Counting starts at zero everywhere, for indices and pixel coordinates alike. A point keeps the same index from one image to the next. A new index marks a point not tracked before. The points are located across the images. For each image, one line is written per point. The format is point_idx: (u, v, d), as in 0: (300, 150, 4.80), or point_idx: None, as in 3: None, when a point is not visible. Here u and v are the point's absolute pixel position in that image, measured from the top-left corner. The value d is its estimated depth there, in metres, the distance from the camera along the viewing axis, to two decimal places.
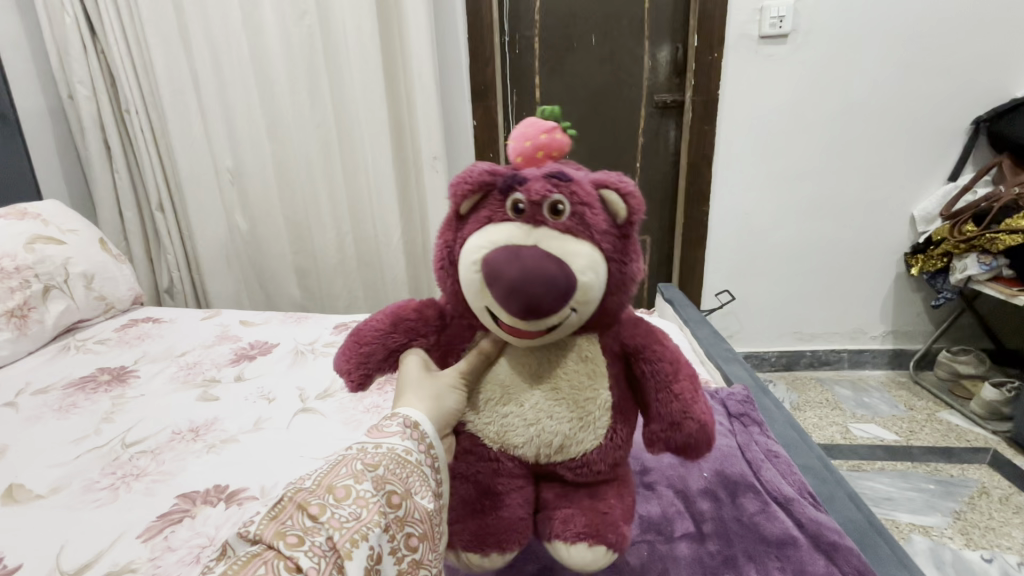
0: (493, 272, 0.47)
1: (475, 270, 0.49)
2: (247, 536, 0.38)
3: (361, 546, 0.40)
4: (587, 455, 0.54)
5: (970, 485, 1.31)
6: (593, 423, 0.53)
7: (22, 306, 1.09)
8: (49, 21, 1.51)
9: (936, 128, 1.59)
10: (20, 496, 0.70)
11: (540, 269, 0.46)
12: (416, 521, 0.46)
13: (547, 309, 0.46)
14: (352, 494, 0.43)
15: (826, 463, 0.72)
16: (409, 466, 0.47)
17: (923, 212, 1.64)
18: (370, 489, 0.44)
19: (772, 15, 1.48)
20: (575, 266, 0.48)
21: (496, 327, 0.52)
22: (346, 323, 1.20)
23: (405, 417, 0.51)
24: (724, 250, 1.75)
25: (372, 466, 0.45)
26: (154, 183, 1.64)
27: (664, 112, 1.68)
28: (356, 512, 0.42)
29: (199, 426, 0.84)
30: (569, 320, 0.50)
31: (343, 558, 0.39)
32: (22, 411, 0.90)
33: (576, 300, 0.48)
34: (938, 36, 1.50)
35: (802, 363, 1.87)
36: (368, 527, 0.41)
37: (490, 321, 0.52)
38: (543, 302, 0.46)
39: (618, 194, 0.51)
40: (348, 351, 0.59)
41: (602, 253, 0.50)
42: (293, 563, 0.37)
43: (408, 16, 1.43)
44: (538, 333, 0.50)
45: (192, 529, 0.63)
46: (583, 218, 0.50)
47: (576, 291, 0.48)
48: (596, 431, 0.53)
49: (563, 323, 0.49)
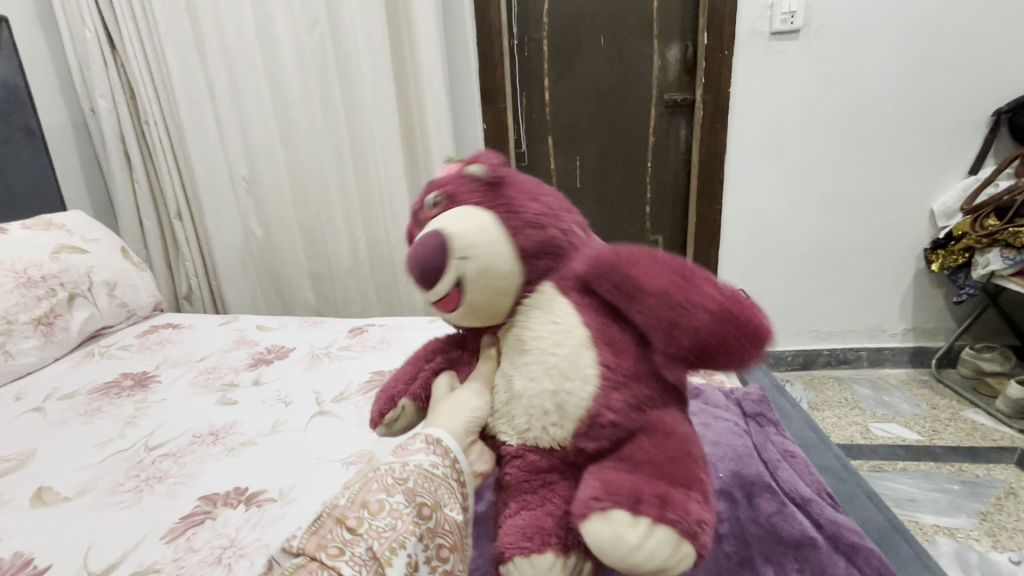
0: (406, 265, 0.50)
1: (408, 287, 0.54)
2: (292, 550, 0.43)
3: (400, 555, 0.43)
4: (589, 411, 0.45)
5: (997, 485, 1.28)
6: (573, 370, 0.46)
7: (49, 314, 1.12)
8: (72, 38, 1.56)
9: (955, 121, 1.55)
10: (48, 499, 0.72)
11: (422, 243, 0.48)
12: (447, 532, 0.47)
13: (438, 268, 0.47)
14: (386, 507, 0.44)
15: (845, 463, 0.71)
16: (436, 481, 0.47)
17: (943, 207, 1.61)
18: (401, 503, 0.44)
19: (783, 10, 1.47)
20: (447, 225, 0.48)
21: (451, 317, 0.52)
22: (360, 326, 1.21)
23: (427, 434, 0.49)
24: (737, 249, 1.73)
25: (402, 480, 0.45)
26: (172, 192, 1.68)
27: (675, 111, 1.67)
28: (391, 523, 0.44)
29: (218, 430, 0.85)
30: (467, 274, 0.47)
31: (384, 564, 0.42)
32: (49, 416, 0.93)
33: (455, 247, 0.47)
34: (956, 26, 1.47)
35: (820, 362, 1.84)
36: (404, 537, 0.43)
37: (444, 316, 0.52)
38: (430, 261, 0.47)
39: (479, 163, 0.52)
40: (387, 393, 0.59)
41: (481, 206, 0.49)
42: (336, 573, 0.41)
43: (417, 22, 1.45)
44: (456, 301, 0.49)
45: (213, 530, 0.64)
46: (450, 192, 0.52)
47: (452, 243, 0.47)
48: (579, 379, 0.46)
49: (465, 279, 0.47)
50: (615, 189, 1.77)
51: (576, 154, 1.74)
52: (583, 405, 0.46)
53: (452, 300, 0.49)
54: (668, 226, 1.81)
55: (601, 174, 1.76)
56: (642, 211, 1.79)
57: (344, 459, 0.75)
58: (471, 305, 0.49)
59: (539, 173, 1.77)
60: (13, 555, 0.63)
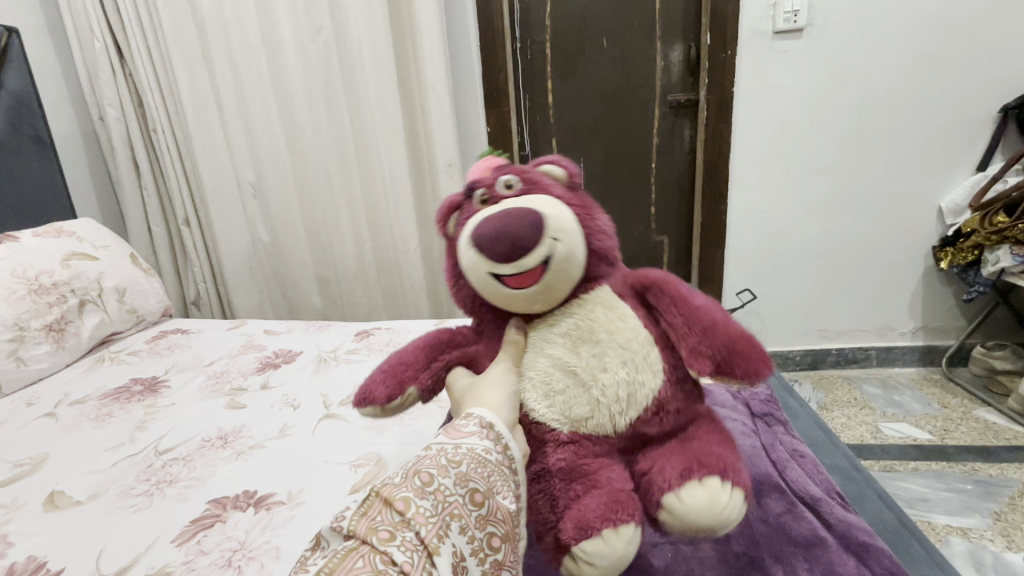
0: (473, 239, 0.50)
1: (469, 247, 0.51)
2: (342, 531, 0.36)
3: (448, 544, 0.37)
4: (661, 396, 0.49)
5: (1010, 485, 1.26)
6: (645, 362, 0.49)
7: (60, 321, 1.14)
8: (82, 48, 1.58)
9: (962, 116, 1.54)
10: (62, 503, 0.73)
11: (503, 215, 0.50)
12: (499, 520, 0.42)
13: (529, 242, 0.48)
14: (435, 484, 0.39)
15: (854, 462, 0.70)
16: (489, 466, 0.43)
17: (951, 204, 1.59)
18: (453, 485, 0.40)
19: (786, 9, 1.46)
20: (540, 207, 0.51)
21: (499, 290, 0.52)
22: (366, 331, 1.22)
23: (480, 417, 0.46)
24: (744, 248, 1.72)
25: (456, 462, 0.41)
26: (180, 198, 1.70)
27: (678, 111, 1.66)
28: (439, 504, 0.38)
29: (227, 433, 0.86)
30: (557, 252, 0.49)
31: (433, 553, 0.36)
32: (62, 421, 0.94)
33: (551, 226, 0.50)
34: (960, 23, 1.47)
35: (828, 362, 1.83)
36: (450, 520, 0.38)
37: (494, 285, 0.51)
38: (525, 237, 0.48)
39: (550, 164, 0.58)
40: (386, 365, 0.58)
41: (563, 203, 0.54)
42: (388, 558, 0.34)
43: (420, 27, 1.46)
44: (539, 273, 0.50)
45: (223, 533, 0.65)
46: (538, 185, 0.55)
47: (547, 221, 0.49)
48: (651, 369, 0.49)
49: (554, 255, 0.49)
50: (620, 190, 1.77)
51: (579, 156, 1.74)
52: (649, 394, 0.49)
53: (536, 273, 0.49)
54: (673, 226, 1.80)
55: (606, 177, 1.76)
56: (648, 211, 1.79)
57: (353, 462, 0.75)
58: (549, 286, 0.51)
59: None
60: (27, 558, 0.63)
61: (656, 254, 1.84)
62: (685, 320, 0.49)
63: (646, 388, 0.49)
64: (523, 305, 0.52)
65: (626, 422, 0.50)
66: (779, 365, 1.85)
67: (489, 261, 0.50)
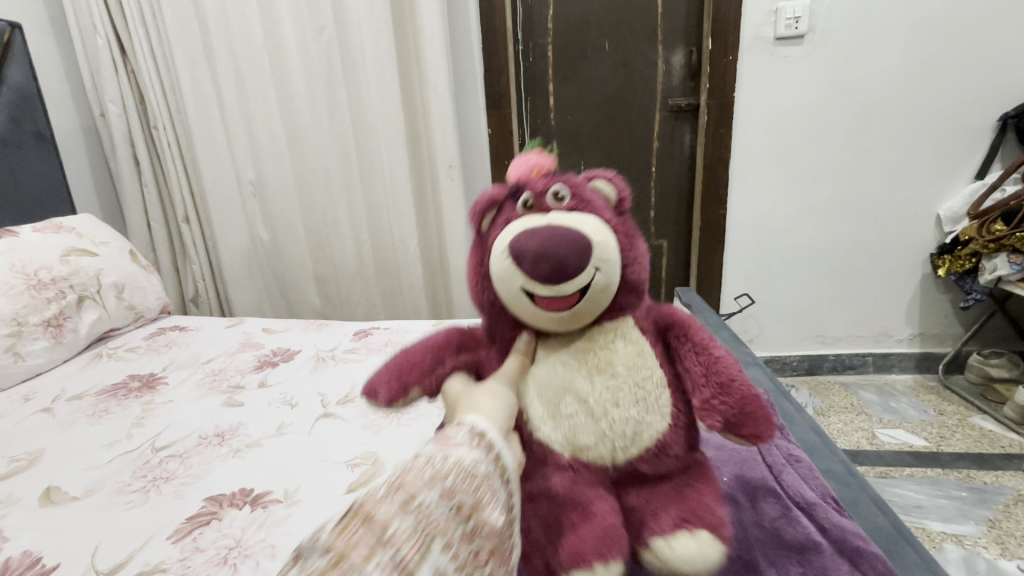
0: (514, 250, 0.48)
1: (504, 259, 0.49)
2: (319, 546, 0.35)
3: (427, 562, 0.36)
4: (662, 439, 0.50)
5: (1005, 492, 1.26)
6: (655, 402, 0.49)
7: (58, 316, 1.14)
8: (84, 44, 1.58)
9: (962, 124, 1.55)
10: (57, 498, 0.73)
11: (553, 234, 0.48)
12: (488, 536, 0.41)
13: (573, 268, 0.46)
14: (416, 501, 0.38)
15: (850, 468, 0.68)
16: (478, 479, 0.42)
17: (948, 212, 1.60)
18: (436, 502, 0.39)
19: (787, 16, 1.47)
20: (586, 230, 0.49)
21: (530, 311, 0.50)
22: (364, 330, 1.23)
23: (470, 425, 0.46)
24: (743, 253, 1.73)
25: (440, 476, 0.41)
26: (180, 196, 1.70)
27: (679, 116, 1.67)
28: (420, 521, 0.38)
29: (224, 431, 0.86)
30: (596, 280, 0.48)
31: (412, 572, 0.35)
32: (58, 417, 0.94)
33: (595, 253, 0.48)
34: (961, 32, 1.47)
35: (825, 367, 1.83)
36: (433, 537, 0.38)
37: (524, 305, 0.50)
38: (569, 260, 0.46)
39: (603, 180, 0.55)
40: (394, 364, 0.56)
41: (607, 223, 0.52)
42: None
43: (423, 28, 1.46)
44: (576, 302, 0.49)
45: (219, 530, 0.65)
46: (583, 199, 0.52)
47: (595, 250, 0.48)
48: (661, 410, 0.50)
49: (594, 286, 0.48)
50: None
51: (579, 159, 1.74)
52: (654, 436, 0.49)
53: (573, 300, 0.48)
54: (672, 229, 1.81)
55: None
56: (647, 215, 1.79)
57: (349, 461, 0.75)
58: (581, 314, 0.50)
59: None
60: (22, 553, 0.63)
61: (654, 258, 1.84)
62: (703, 369, 0.50)
63: (651, 430, 0.49)
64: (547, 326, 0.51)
65: (626, 457, 0.50)
66: (776, 370, 1.86)
67: (525, 279, 0.48)
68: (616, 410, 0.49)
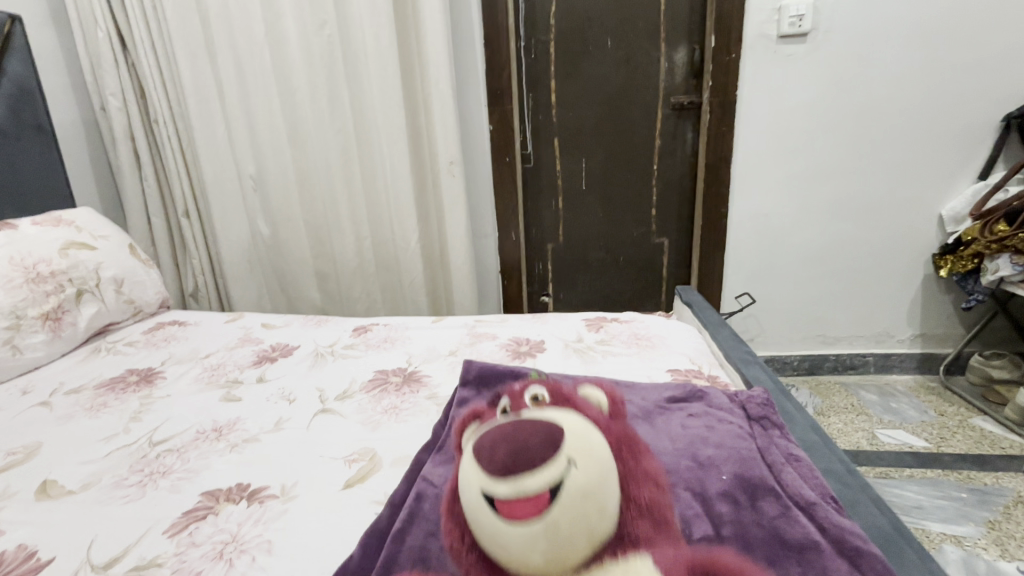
0: (482, 445, 0.57)
1: (479, 457, 0.56)
2: None
3: None
4: None
5: (1005, 494, 1.26)
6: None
7: (57, 310, 1.13)
8: (84, 36, 1.58)
9: (966, 124, 1.54)
10: (54, 492, 0.72)
11: (538, 422, 0.57)
12: None
13: (541, 455, 0.52)
14: None
15: (850, 468, 0.68)
16: None
17: (951, 212, 1.59)
18: None
19: (791, 13, 1.46)
20: (562, 422, 0.58)
21: (503, 507, 0.51)
22: (364, 326, 1.22)
23: None
24: (744, 253, 1.72)
25: None
26: (180, 190, 1.69)
27: (681, 113, 1.66)
28: None
29: (222, 425, 0.86)
30: (569, 460, 0.52)
31: None
32: (56, 410, 0.94)
33: (563, 440, 0.54)
34: (965, 31, 1.46)
35: (825, 368, 1.83)
36: None
37: (499, 497, 0.51)
38: (532, 443, 0.54)
39: (592, 394, 0.69)
40: None
41: (587, 418, 0.61)
42: None
43: (425, 23, 1.45)
44: (547, 502, 0.49)
45: (215, 525, 0.64)
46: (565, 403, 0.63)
47: (566, 438, 0.55)
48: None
49: (569, 479, 0.50)
50: (621, 191, 1.77)
51: (581, 156, 1.74)
52: None
53: (543, 499, 0.49)
54: (673, 227, 1.80)
55: (607, 177, 1.75)
56: (648, 213, 1.79)
57: (346, 456, 0.75)
58: (557, 523, 0.48)
59: (544, 173, 1.77)
60: (17, 547, 0.63)
61: (655, 256, 1.83)
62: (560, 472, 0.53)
63: None
64: (524, 556, 0.48)
65: None
66: (776, 369, 1.86)
67: (497, 472, 0.53)
68: None
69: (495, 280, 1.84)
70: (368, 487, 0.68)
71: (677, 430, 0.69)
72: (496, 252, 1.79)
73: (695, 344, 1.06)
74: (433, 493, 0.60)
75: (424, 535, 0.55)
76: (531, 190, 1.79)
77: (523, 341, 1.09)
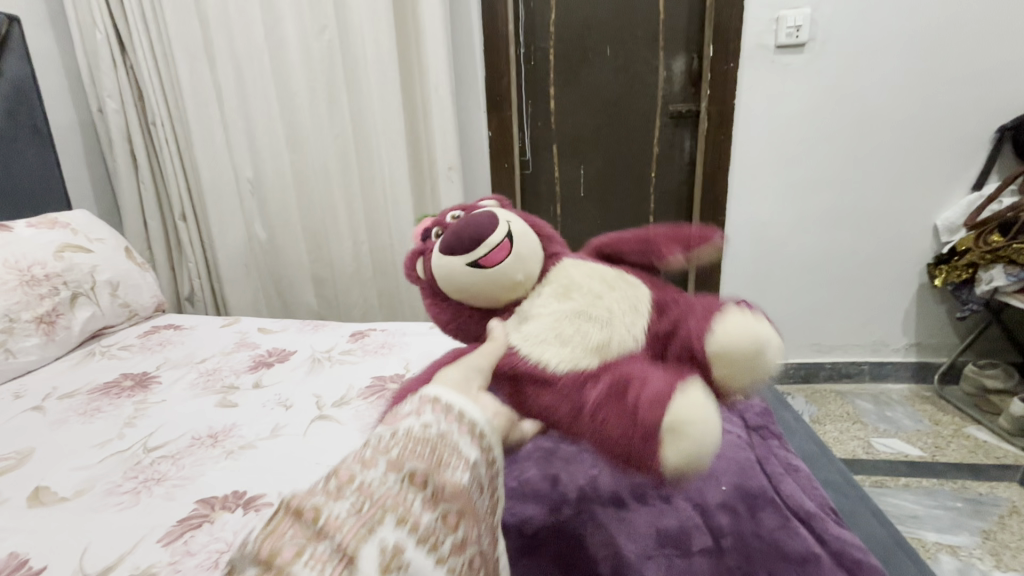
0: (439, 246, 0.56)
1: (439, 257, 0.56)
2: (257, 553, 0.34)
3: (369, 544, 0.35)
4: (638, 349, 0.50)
5: (1000, 503, 1.26)
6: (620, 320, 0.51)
7: (51, 313, 1.12)
8: (82, 38, 1.57)
9: (960, 135, 1.56)
10: (46, 499, 0.71)
11: (463, 229, 0.54)
12: (450, 498, 0.40)
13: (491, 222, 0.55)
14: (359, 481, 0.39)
15: (849, 480, 0.68)
16: (428, 443, 0.42)
17: (945, 222, 1.61)
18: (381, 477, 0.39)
19: (788, 24, 1.48)
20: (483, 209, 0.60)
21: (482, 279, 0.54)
22: (361, 331, 1.22)
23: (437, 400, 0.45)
24: (741, 260, 1.73)
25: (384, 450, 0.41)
26: (177, 193, 1.69)
27: (679, 122, 1.67)
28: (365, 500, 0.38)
29: (217, 432, 0.85)
30: (514, 227, 0.56)
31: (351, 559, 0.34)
32: (49, 415, 0.93)
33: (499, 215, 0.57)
34: (959, 44, 1.48)
35: (821, 376, 1.83)
36: (382, 513, 0.37)
37: (475, 276, 0.54)
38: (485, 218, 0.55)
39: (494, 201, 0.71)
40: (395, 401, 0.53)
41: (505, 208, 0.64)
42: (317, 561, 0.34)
43: (425, 29, 1.46)
44: (509, 247, 0.54)
45: (211, 534, 0.64)
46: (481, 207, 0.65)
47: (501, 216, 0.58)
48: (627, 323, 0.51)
49: (517, 234, 0.56)
50: (619, 199, 1.77)
51: (579, 164, 1.74)
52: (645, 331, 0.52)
53: (506, 246, 0.54)
54: None
55: (606, 185, 1.76)
56: (646, 220, 1.79)
57: None
58: (523, 253, 0.55)
59: (542, 180, 1.77)
60: (8, 555, 0.62)
61: None
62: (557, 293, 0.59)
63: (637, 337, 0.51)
64: (505, 280, 0.54)
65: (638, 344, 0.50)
66: (773, 377, 1.86)
67: (460, 254, 0.54)
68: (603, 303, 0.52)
69: None
70: None
71: None
72: None
73: None
74: None
75: None
76: (529, 196, 1.79)
77: None
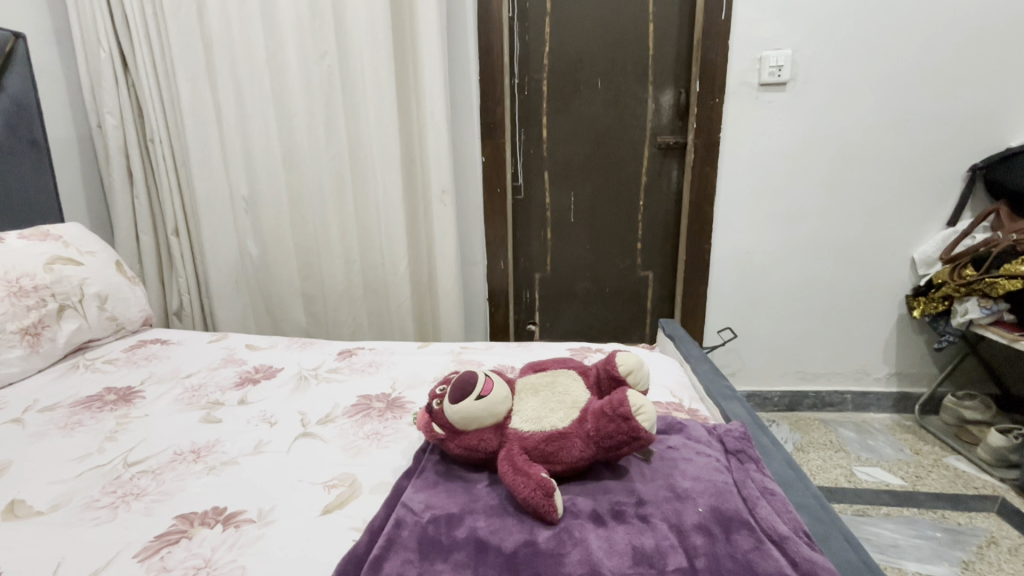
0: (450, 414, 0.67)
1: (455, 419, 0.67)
2: None
3: None
4: (586, 402, 0.70)
5: (979, 534, 1.28)
6: (562, 382, 0.74)
7: (37, 324, 1.12)
8: (86, 56, 1.61)
9: (934, 174, 1.62)
10: (20, 513, 0.70)
11: (454, 383, 0.69)
12: None
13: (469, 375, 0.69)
14: None
15: (823, 503, 0.68)
16: None
17: (922, 255, 1.66)
18: None
19: (771, 64, 1.55)
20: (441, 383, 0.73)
21: (488, 402, 0.67)
22: (350, 350, 1.23)
23: None
24: (726, 288, 1.77)
25: None
26: (171, 209, 1.70)
27: (666, 153, 1.72)
28: None
29: (200, 447, 0.85)
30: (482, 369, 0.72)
31: None
32: (28, 428, 0.92)
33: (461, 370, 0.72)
34: (931, 88, 1.56)
35: (806, 404, 1.86)
36: None
37: (479, 403, 0.66)
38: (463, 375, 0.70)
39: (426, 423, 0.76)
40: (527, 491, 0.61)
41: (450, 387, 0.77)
42: None
43: (423, 59, 1.51)
44: (489, 377, 0.69)
45: (188, 550, 0.63)
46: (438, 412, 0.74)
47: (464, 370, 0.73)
48: (563, 390, 0.72)
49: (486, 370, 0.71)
50: (607, 225, 1.81)
51: (570, 190, 1.78)
52: (581, 392, 0.72)
53: (487, 379, 0.69)
54: (659, 261, 1.84)
55: (595, 211, 1.80)
56: (633, 247, 1.83)
57: (326, 482, 0.74)
58: (497, 378, 0.70)
59: (533, 207, 1.81)
60: None
61: (641, 289, 1.87)
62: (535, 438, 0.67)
63: (577, 389, 0.72)
64: (500, 397, 0.68)
65: (586, 393, 0.72)
66: (758, 405, 1.88)
67: (466, 399, 0.67)
68: (558, 379, 0.74)
69: (482, 307, 1.85)
70: (347, 513, 0.68)
71: (652, 465, 0.71)
72: (484, 280, 1.82)
73: (676, 377, 1.08)
74: (411, 520, 0.61)
75: (401, 560, 0.56)
76: (520, 220, 1.82)
77: (509, 369, 1.10)
